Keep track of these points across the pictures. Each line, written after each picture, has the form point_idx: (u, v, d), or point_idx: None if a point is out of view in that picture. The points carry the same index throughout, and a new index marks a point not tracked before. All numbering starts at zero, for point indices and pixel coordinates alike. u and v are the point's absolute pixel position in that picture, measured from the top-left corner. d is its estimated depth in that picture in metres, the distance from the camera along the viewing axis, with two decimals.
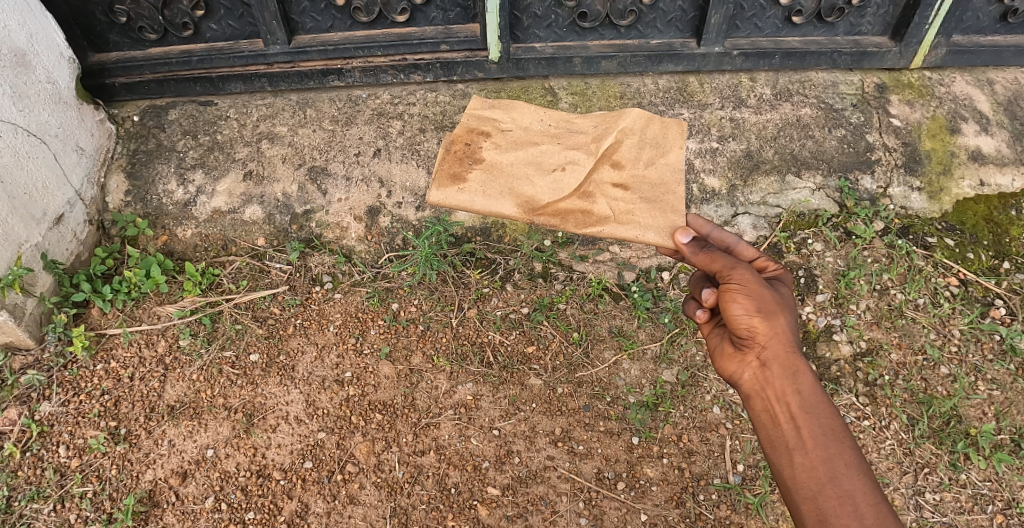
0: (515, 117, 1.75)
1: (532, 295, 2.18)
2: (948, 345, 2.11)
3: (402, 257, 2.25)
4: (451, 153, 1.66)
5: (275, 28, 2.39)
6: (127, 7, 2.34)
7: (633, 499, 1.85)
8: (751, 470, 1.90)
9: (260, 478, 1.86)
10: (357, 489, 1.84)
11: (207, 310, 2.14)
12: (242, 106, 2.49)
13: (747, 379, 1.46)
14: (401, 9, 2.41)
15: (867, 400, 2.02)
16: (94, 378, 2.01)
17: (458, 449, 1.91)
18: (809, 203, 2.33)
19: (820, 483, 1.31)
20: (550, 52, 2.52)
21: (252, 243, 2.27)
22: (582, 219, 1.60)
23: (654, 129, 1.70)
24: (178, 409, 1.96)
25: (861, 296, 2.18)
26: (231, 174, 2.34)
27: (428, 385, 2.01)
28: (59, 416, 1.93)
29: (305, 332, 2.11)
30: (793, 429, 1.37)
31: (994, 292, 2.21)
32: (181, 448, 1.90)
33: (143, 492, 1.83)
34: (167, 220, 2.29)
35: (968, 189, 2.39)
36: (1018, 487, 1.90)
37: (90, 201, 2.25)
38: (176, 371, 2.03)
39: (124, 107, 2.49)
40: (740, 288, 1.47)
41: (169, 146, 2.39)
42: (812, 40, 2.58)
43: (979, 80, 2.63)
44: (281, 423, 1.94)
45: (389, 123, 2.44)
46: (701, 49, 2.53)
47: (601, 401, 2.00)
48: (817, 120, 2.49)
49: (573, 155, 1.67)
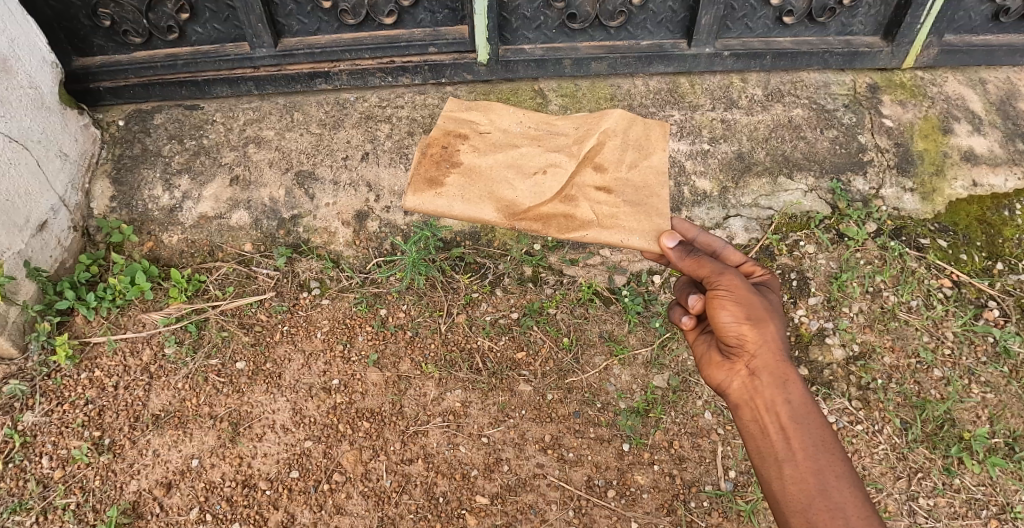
0: (493, 119, 1.75)
1: (522, 300, 2.16)
2: (941, 348, 2.09)
3: (390, 262, 2.22)
4: (428, 158, 1.64)
5: (261, 31, 2.36)
6: (110, 10, 2.31)
7: (624, 506, 1.83)
8: (743, 476, 1.88)
9: (246, 488, 1.83)
10: (344, 499, 1.82)
11: (193, 318, 2.11)
12: (229, 110, 2.46)
13: (736, 387, 1.44)
14: (388, 11, 2.38)
15: (860, 405, 2.00)
16: (78, 387, 1.98)
17: (446, 457, 1.88)
18: (801, 204, 2.31)
19: (810, 496, 1.29)
20: (539, 54, 2.50)
21: (239, 249, 2.24)
22: (565, 224, 1.58)
23: (636, 130, 1.67)
24: (162, 419, 1.94)
25: (854, 298, 2.17)
26: (217, 179, 2.31)
27: (416, 392, 1.98)
28: (42, 426, 1.90)
29: (292, 339, 2.09)
30: (783, 440, 1.35)
31: (988, 294, 2.20)
32: (166, 458, 1.87)
33: (126, 503, 1.80)
34: (152, 226, 2.26)
35: (961, 189, 2.37)
36: (1012, 491, 1.88)
37: (74, 207, 2.22)
38: (161, 379, 2.00)
39: (109, 112, 2.46)
40: (728, 294, 1.43)
41: (155, 151, 2.37)
42: (803, 40, 2.56)
43: (971, 80, 2.62)
44: (267, 431, 1.92)
45: (378, 127, 2.41)
46: (691, 49, 2.51)
47: (591, 407, 1.97)
48: (809, 121, 2.47)
49: (553, 158, 1.65)
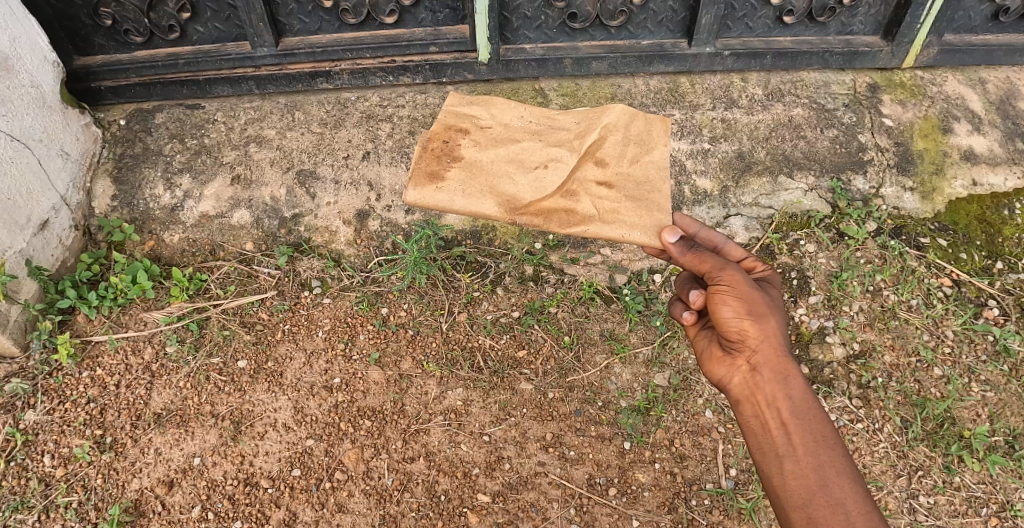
0: (494, 113, 1.75)
1: (523, 299, 2.16)
2: (941, 347, 2.10)
3: (391, 261, 2.22)
4: (429, 152, 1.64)
5: (262, 30, 2.37)
6: (112, 10, 2.31)
7: (625, 504, 1.84)
8: (743, 474, 1.89)
9: (248, 486, 1.83)
10: (346, 497, 1.82)
11: (194, 317, 2.12)
12: (230, 110, 2.47)
13: (736, 383, 1.45)
14: (389, 11, 2.38)
15: (861, 403, 2.01)
16: (80, 386, 1.98)
17: (448, 456, 1.89)
18: (801, 203, 2.32)
19: (811, 491, 1.29)
20: (540, 53, 2.50)
21: (240, 248, 2.25)
22: (566, 218, 1.58)
23: (637, 125, 1.68)
24: (164, 417, 1.94)
25: (854, 297, 2.17)
26: (218, 179, 2.31)
27: (418, 391, 1.99)
28: (43, 425, 1.90)
29: (294, 338, 2.09)
30: (783, 435, 1.36)
31: (987, 293, 2.20)
32: (168, 456, 1.87)
33: (128, 501, 1.81)
34: (154, 225, 2.26)
35: (960, 188, 2.38)
36: (1012, 489, 1.89)
37: (75, 206, 2.22)
38: (162, 378, 2.01)
39: (110, 111, 2.46)
40: (730, 289, 1.43)
41: (157, 150, 2.37)
42: (803, 40, 2.57)
43: (971, 80, 2.62)
44: (269, 430, 1.92)
45: (379, 126, 2.42)
46: (691, 49, 2.51)
47: (592, 406, 1.98)
48: (809, 121, 2.47)
49: (554, 153, 1.66)
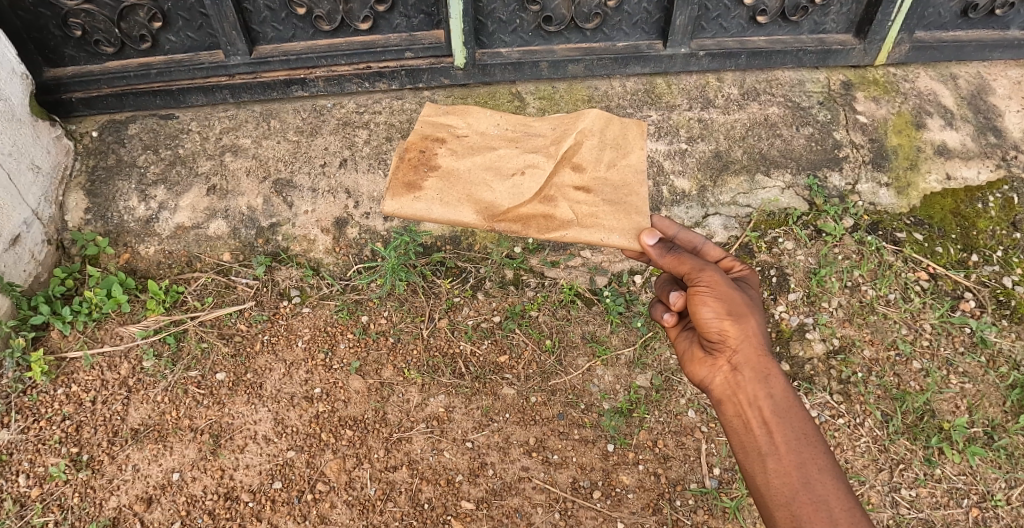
0: (470, 122, 1.74)
1: (504, 303, 2.16)
2: (919, 340, 2.11)
3: (370, 268, 2.21)
4: (405, 162, 1.63)
5: (235, 38, 2.34)
6: (81, 20, 2.27)
7: (609, 507, 1.83)
8: (727, 473, 1.89)
9: (228, 500, 1.81)
10: (328, 508, 1.80)
11: (171, 329, 2.08)
12: (204, 119, 2.44)
13: (718, 383, 1.45)
14: (363, 17, 2.37)
15: (842, 398, 2.02)
16: (54, 404, 1.94)
17: (431, 463, 1.87)
18: (778, 201, 2.33)
19: (793, 489, 1.29)
20: (516, 57, 2.50)
21: (217, 259, 2.22)
22: (545, 224, 1.57)
23: (613, 129, 1.68)
24: (141, 433, 1.90)
25: (833, 293, 2.18)
26: (194, 189, 2.28)
27: (400, 398, 1.97)
28: (17, 444, 1.86)
29: (273, 349, 2.07)
30: (766, 434, 1.35)
31: (963, 286, 2.23)
32: (146, 473, 1.84)
33: (106, 520, 1.77)
34: (129, 237, 2.23)
35: (934, 183, 2.40)
36: (992, 479, 1.91)
37: (48, 220, 2.18)
38: (140, 392, 1.98)
39: (82, 123, 2.43)
40: (709, 290, 1.45)
41: (130, 162, 2.34)
42: (778, 39, 2.59)
43: (943, 75, 2.66)
44: (249, 443, 1.90)
45: (355, 133, 2.40)
46: (667, 50, 2.52)
47: (575, 409, 1.97)
48: (785, 119, 2.49)
49: (531, 159, 1.65)
